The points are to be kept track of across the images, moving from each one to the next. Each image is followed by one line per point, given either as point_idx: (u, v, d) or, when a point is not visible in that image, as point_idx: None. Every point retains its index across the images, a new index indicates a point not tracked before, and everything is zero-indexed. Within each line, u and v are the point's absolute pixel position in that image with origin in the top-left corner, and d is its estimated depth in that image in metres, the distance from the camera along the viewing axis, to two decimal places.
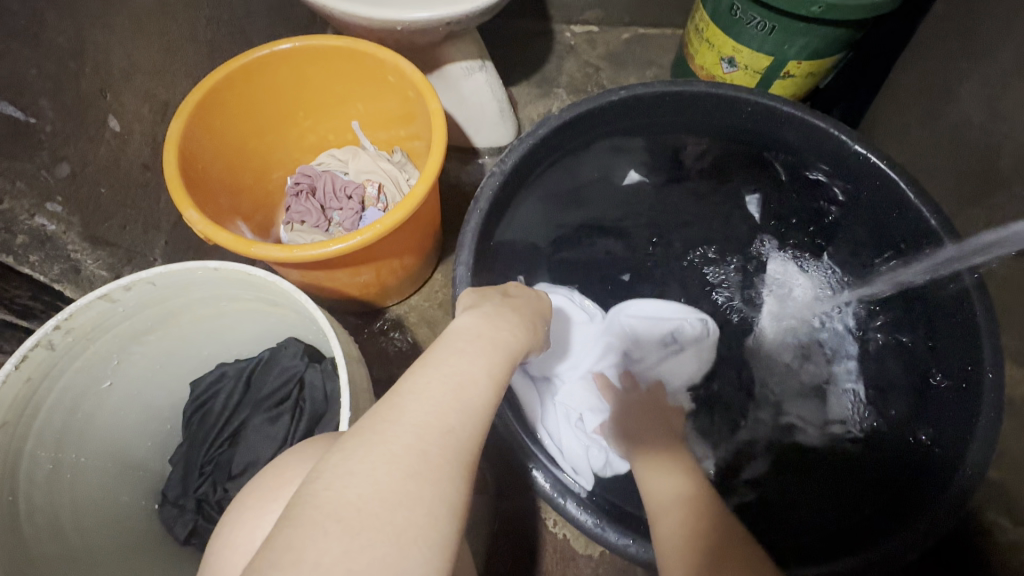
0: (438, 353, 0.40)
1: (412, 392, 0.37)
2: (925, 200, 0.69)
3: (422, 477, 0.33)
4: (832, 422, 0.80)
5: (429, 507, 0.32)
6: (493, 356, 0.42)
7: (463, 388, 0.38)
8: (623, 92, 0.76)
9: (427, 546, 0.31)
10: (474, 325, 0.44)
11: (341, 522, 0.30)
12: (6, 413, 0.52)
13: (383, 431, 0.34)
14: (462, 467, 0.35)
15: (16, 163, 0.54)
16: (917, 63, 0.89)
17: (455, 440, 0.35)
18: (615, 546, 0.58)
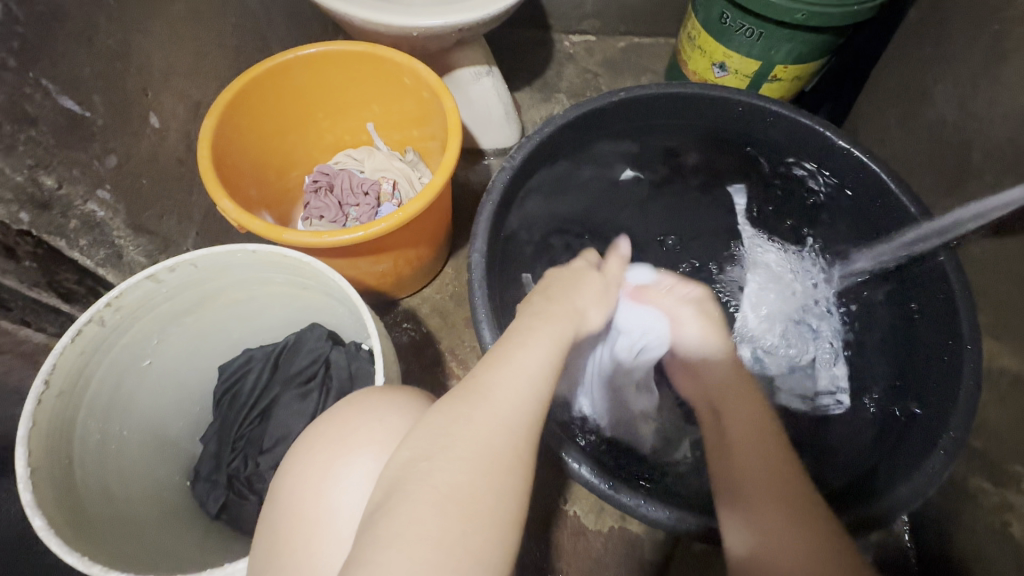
0: (510, 350, 0.48)
1: (487, 382, 0.45)
2: (904, 188, 0.75)
3: (493, 455, 0.41)
4: (817, 394, 0.85)
5: (500, 479, 0.40)
6: (552, 353, 0.49)
7: (529, 381, 0.46)
8: (622, 93, 0.82)
9: (496, 515, 0.39)
10: (532, 323, 0.52)
11: (435, 487, 0.38)
12: (62, 384, 0.57)
13: (462, 409, 0.43)
14: (525, 448, 0.43)
15: (73, 153, 0.59)
16: (894, 66, 0.96)
17: (519, 424, 0.43)
18: (629, 507, 0.62)
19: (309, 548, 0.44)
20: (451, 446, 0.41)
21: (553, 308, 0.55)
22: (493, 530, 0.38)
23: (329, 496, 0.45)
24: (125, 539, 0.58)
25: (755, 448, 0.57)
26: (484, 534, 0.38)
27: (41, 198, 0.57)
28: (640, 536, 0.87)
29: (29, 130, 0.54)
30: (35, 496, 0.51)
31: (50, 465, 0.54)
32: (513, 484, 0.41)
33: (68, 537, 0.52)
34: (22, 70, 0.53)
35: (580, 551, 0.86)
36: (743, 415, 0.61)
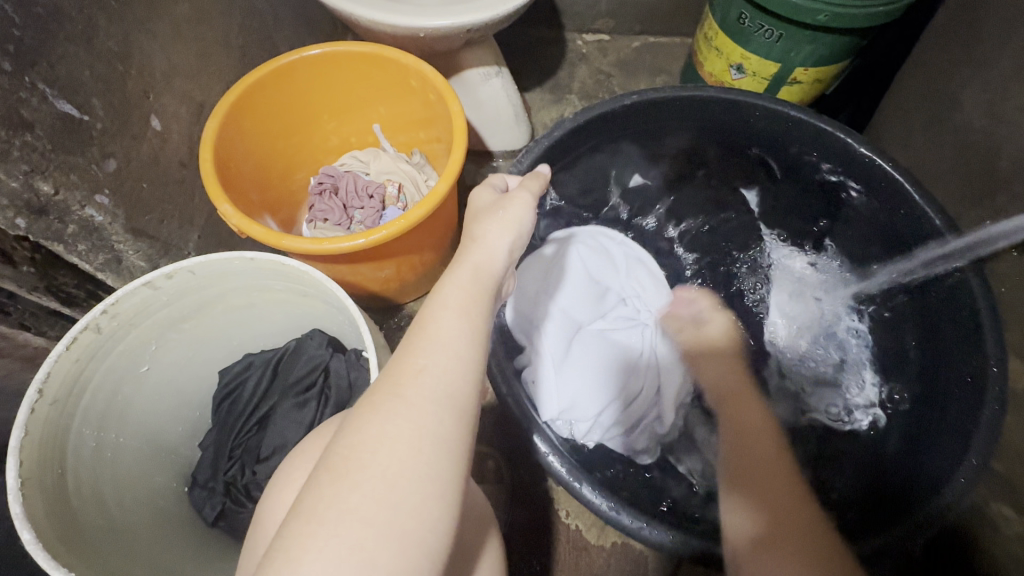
0: (429, 309, 0.44)
1: (401, 353, 0.42)
2: (928, 199, 0.71)
3: (404, 420, 0.38)
4: (849, 410, 0.83)
5: (422, 445, 0.37)
6: (473, 305, 0.45)
7: (440, 341, 0.42)
8: (635, 96, 0.79)
9: (413, 480, 0.36)
10: (455, 274, 0.46)
11: (343, 467, 0.36)
12: (56, 393, 0.56)
13: (379, 390, 0.40)
14: (442, 406, 0.39)
15: (69, 157, 0.58)
16: (920, 68, 0.92)
17: (430, 383, 0.40)
18: (630, 530, 0.60)
19: None
20: (361, 424, 0.38)
21: (481, 255, 0.48)
22: (424, 495, 0.36)
23: None
24: (116, 549, 0.57)
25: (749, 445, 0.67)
26: (410, 502, 0.36)
27: (37, 204, 0.56)
28: (644, 552, 0.85)
29: (26, 136, 0.54)
30: (25, 508, 0.50)
31: (43, 475, 0.54)
32: (435, 447, 0.38)
33: (57, 550, 0.51)
34: (18, 75, 0.52)
35: (582, 566, 0.85)
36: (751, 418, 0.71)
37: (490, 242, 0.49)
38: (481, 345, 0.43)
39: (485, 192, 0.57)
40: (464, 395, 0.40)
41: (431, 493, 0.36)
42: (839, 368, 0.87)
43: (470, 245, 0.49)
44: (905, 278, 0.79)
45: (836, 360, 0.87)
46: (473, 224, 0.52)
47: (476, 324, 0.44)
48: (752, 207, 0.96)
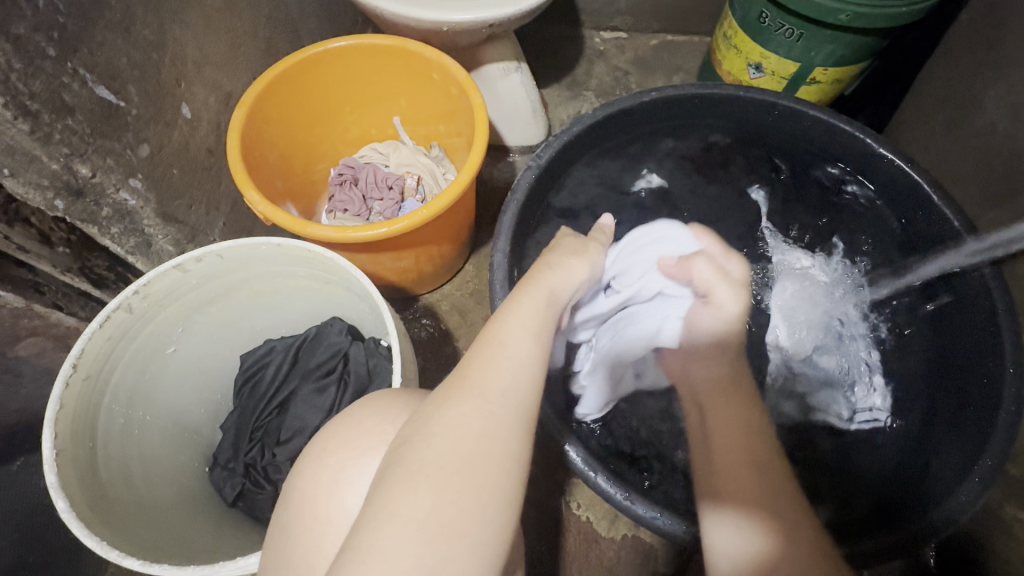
0: (505, 330, 0.48)
1: (481, 364, 0.45)
2: (948, 201, 0.71)
3: (489, 433, 0.41)
4: (854, 414, 0.80)
5: (504, 458, 0.41)
6: (546, 334, 0.49)
7: (520, 362, 0.45)
8: (656, 92, 0.80)
9: (496, 491, 0.39)
10: (529, 296, 0.52)
11: (432, 472, 0.38)
12: (89, 369, 0.58)
13: (458, 396, 0.43)
14: (521, 423, 0.43)
15: (106, 141, 0.60)
16: (941, 70, 0.92)
17: (512, 401, 0.43)
18: (644, 520, 0.61)
19: (321, 547, 0.44)
20: (446, 431, 0.40)
21: (553, 284, 0.54)
22: (503, 507, 0.39)
23: (340, 495, 0.45)
24: (142, 522, 0.59)
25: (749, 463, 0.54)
26: (490, 509, 0.39)
27: (75, 186, 0.58)
28: (653, 545, 0.86)
29: (66, 120, 0.55)
30: (58, 478, 0.52)
31: (75, 447, 0.56)
32: (514, 463, 0.41)
33: (89, 520, 0.53)
34: (61, 59, 0.54)
35: (592, 557, 0.86)
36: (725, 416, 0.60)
37: (570, 274, 0.56)
38: (548, 365, 0.48)
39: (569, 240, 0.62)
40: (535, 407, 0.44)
41: (509, 504, 0.40)
42: (846, 371, 0.83)
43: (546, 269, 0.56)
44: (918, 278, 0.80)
45: (843, 361, 0.83)
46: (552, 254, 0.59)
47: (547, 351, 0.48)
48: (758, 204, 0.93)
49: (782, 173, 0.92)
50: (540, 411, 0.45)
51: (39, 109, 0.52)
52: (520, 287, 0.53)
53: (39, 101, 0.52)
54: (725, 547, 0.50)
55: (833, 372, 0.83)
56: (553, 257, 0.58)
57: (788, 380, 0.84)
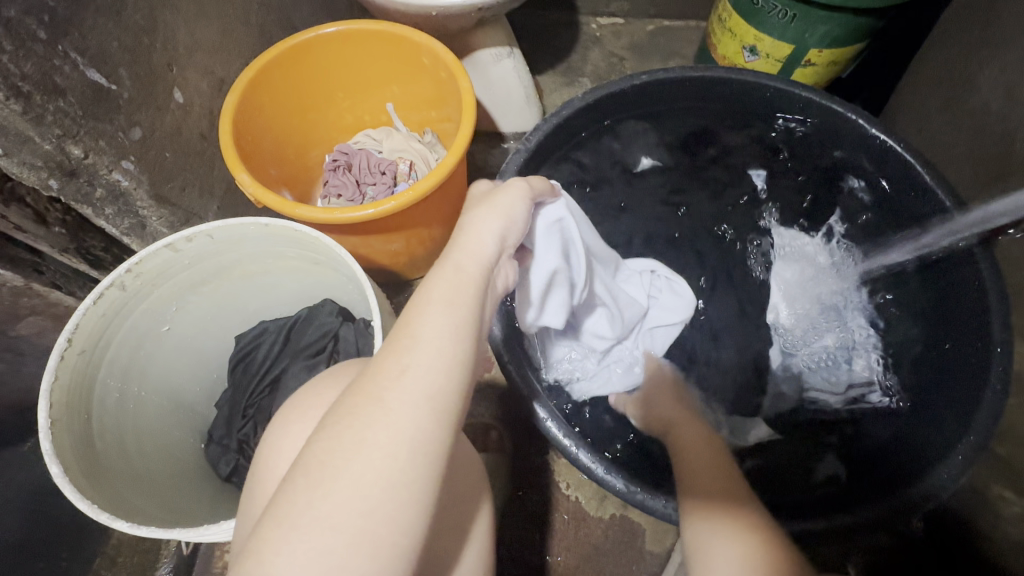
0: (415, 309, 0.44)
1: (386, 353, 0.42)
2: (941, 180, 0.70)
3: (381, 427, 0.38)
4: (850, 388, 0.79)
5: (398, 450, 0.38)
6: (464, 309, 0.44)
7: (423, 345, 0.42)
8: (645, 75, 0.80)
9: (386, 486, 0.37)
10: (440, 271, 0.46)
11: (320, 472, 0.37)
12: (83, 343, 0.60)
13: (361, 389, 0.41)
14: (422, 410, 0.40)
15: (97, 123, 0.61)
16: (938, 50, 0.91)
17: (409, 389, 0.40)
18: (623, 494, 0.62)
19: None
20: (342, 428, 0.39)
21: (471, 247, 0.48)
22: (396, 500, 0.37)
23: None
24: (135, 491, 0.61)
25: (712, 469, 0.63)
26: (383, 512, 0.37)
27: (67, 166, 0.60)
28: (641, 524, 0.87)
29: (59, 101, 0.57)
30: (54, 446, 0.54)
31: (70, 418, 0.58)
32: (411, 453, 0.38)
33: (82, 486, 0.55)
34: (52, 42, 0.55)
35: (580, 536, 0.87)
36: (693, 431, 0.70)
37: (480, 230, 0.49)
38: (469, 347, 0.43)
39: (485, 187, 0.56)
40: (445, 398, 0.40)
41: (405, 498, 0.38)
42: (845, 347, 0.81)
43: (459, 234, 0.49)
44: (918, 254, 0.78)
45: (842, 338, 0.82)
46: (467, 212, 0.52)
47: (465, 330, 0.43)
48: (759, 188, 0.92)
49: (782, 155, 0.90)
50: (459, 397, 0.42)
51: (31, 91, 0.54)
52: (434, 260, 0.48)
53: (31, 83, 0.54)
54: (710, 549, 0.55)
55: (833, 349, 0.82)
56: (469, 216, 0.51)
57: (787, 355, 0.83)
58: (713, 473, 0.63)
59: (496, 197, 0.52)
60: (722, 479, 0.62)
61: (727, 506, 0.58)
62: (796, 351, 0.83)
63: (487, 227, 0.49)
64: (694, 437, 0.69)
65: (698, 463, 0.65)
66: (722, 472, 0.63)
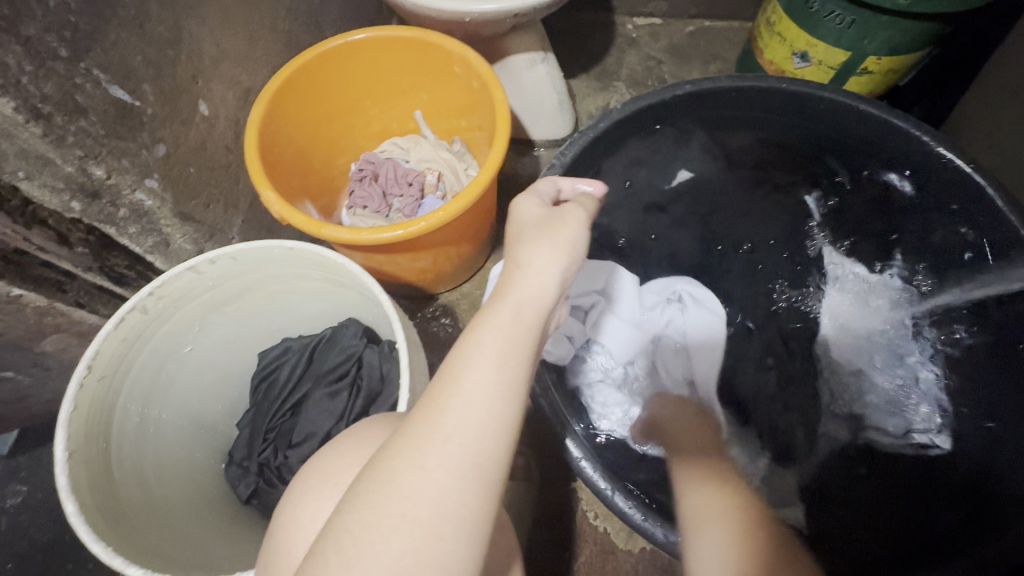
0: (460, 362, 0.40)
1: (428, 411, 0.39)
2: (1016, 207, 0.61)
3: (423, 499, 0.36)
4: (911, 433, 0.75)
5: (439, 528, 0.35)
6: (514, 367, 0.40)
7: (469, 407, 0.38)
8: (690, 86, 0.72)
9: (426, 569, 0.35)
10: (492, 316, 0.42)
11: (354, 545, 0.35)
12: (103, 369, 0.58)
13: (401, 451, 0.37)
14: (466, 484, 0.37)
15: (120, 142, 0.59)
16: (1014, 61, 0.83)
17: (454, 457, 0.37)
18: (664, 544, 0.58)
19: None
20: (380, 497, 0.36)
21: (522, 293, 0.43)
22: None
23: None
24: (152, 523, 0.59)
25: (697, 448, 0.65)
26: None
27: (90, 187, 0.58)
28: (672, 561, 0.83)
29: (80, 121, 0.55)
30: (70, 480, 0.53)
31: (88, 448, 0.56)
32: (454, 532, 0.36)
33: (97, 523, 0.53)
34: (73, 60, 0.53)
35: (608, 570, 0.83)
36: (681, 418, 0.71)
37: (535, 274, 0.44)
38: (517, 409, 0.40)
39: (538, 208, 0.50)
40: (492, 469, 0.38)
41: None
42: (906, 384, 0.78)
43: (513, 271, 0.45)
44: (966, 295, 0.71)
45: (901, 375, 0.79)
46: (518, 244, 0.47)
47: (515, 390, 0.40)
48: (812, 214, 0.87)
49: (843, 177, 0.81)
50: (507, 467, 0.39)
51: (51, 112, 0.52)
52: (482, 304, 0.44)
53: (52, 104, 0.52)
54: (695, 503, 0.56)
55: (892, 388, 0.79)
56: (523, 251, 0.46)
57: (840, 394, 0.81)
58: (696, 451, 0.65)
59: (553, 226, 0.47)
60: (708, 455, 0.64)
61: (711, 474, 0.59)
62: (854, 390, 0.81)
63: (544, 264, 0.45)
64: (682, 421, 0.71)
65: (693, 451, 0.65)
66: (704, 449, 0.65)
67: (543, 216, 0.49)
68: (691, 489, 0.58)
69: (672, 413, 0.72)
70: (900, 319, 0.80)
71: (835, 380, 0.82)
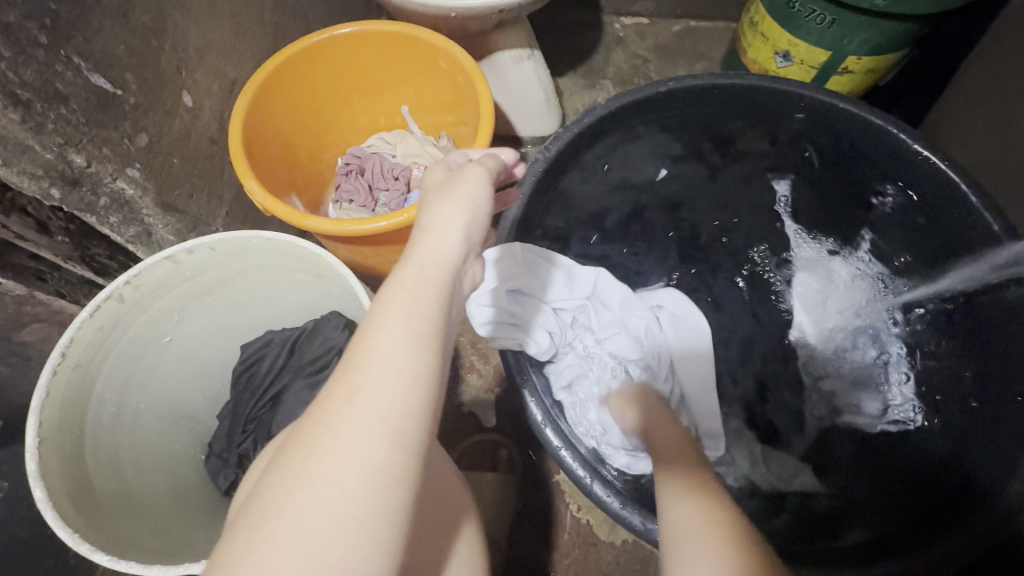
0: (368, 325, 0.38)
1: (336, 376, 0.36)
2: (989, 204, 0.63)
3: (331, 465, 0.34)
4: (887, 412, 0.78)
5: (351, 495, 0.33)
6: (425, 323, 0.38)
7: (377, 365, 0.36)
8: (670, 84, 0.73)
9: (341, 539, 0.32)
10: (399, 279, 0.39)
11: (266, 522, 0.33)
12: (78, 357, 0.58)
13: (309, 419, 0.35)
14: (377, 447, 0.34)
15: (100, 130, 0.59)
16: (988, 61, 0.85)
17: (363, 418, 0.35)
18: (640, 532, 0.58)
19: None
20: (290, 469, 0.34)
21: (430, 250, 0.41)
22: (351, 557, 0.32)
23: None
24: (125, 511, 0.59)
25: (674, 449, 0.60)
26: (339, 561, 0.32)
27: (71, 175, 0.58)
28: (653, 552, 0.84)
29: (60, 109, 0.55)
30: (41, 467, 0.53)
31: (62, 435, 0.56)
32: (366, 498, 0.33)
33: (68, 510, 0.53)
34: (53, 47, 0.53)
35: (590, 561, 0.84)
36: (667, 421, 0.66)
37: (442, 233, 0.42)
38: (433, 363, 0.37)
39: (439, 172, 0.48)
40: (404, 426, 0.35)
41: (360, 550, 0.33)
42: (879, 365, 0.81)
43: (417, 234, 0.43)
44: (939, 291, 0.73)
45: (874, 355, 0.82)
46: (422, 208, 0.45)
47: (426, 344, 0.37)
48: (779, 202, 0.88)
49: (806, 158, 0.82)
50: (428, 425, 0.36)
51: (30, 99, 0.52)
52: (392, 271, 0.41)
53: (30, 90, 0.52)
54: (674, 515, 0.50)
55: (867, 368, 0.83)
56: (425, 213, 0.44)
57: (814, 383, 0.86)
58: (673, 451, 0.60)
59: (450, 184, 0.45)
60: (683, 455, 0.59)
61: (683, 476, 0.54)
62: (825, 374, 0.85)
63: (448, 215, 0.42)
64: (666, 425, 0.66)
65: (670, 455, 0.59)
66: (679, 448, 0.60)
67: (444, 178, 0.46)
68: (678, 503, 0.50)
69: (657, 416, 0.67)
70: (873, 303, 0.83)
71: (808, 362, 0.87)
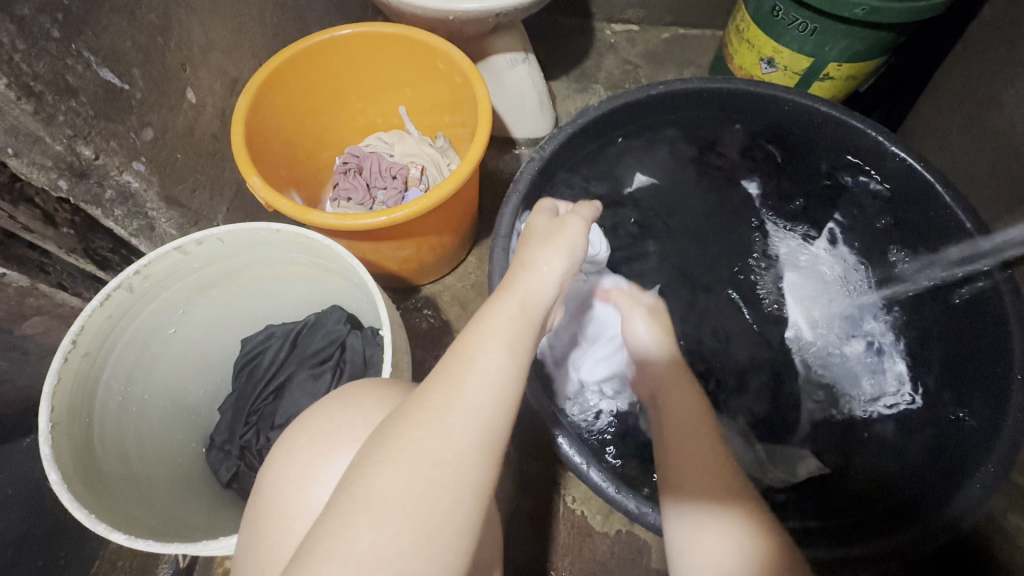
0: (474, 343, 0.42)
1: (446, 387, 0.40)
2: (961, 201, 0.67)
3: (448, 465, 0.37)
4: (880, 397, 0.77)
5: (461, 495, 0.37)
6: (522, 352, 0.43)
7: (486, 385, 0.40)
8: (662, 86, 0.75)
9: (450, 529, 0.36)
10: (504, 303, 0.45)
11: (377, 509, 0.35)
12: (88, 344, 0.59)
13: (426, 423, 0.38)
14: (486, 454, 0.38)
15: (107, 124, 0.60)
16: (960, 67, 0.89)
17: (473, 426, 0.39)
18: (636, 516, 0.59)
19: (289, 541, 0.44)
20: (403, 461, 0.37)
21: (530, 282, 0.47)
22: (457, 546, 0.36)
23: (310, 493, 0.45)
24: (133, 500, 0.60)
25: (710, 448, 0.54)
26: (446, 552, 0.36)
27: (78, 167, 0.59)
28: (647, 542, 0.86)
29: (70, 101, 0.56)
30: (53, 451, 0.53)
31: (71, 422, 0.57)
32: (473, 496, 0.37)
33: (79, 492, 0.54)
34: (65, 42, 0.54)
35: (585, 551, 0.85)
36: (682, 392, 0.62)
37: (547, 268, 0.48)
38: (524, 384, 0.42)
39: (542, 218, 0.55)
40: (503, 437, 0.40)
41: (462, 542, 0.36)
42: (869, 352, 0.80)
43: (520, 266, 0.48)
44: (939, 278, 0.75)
45: (861, 342, 0.80)
46: (524, 244, 0.51)
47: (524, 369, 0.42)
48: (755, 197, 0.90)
49: (773, 159, 0.88)
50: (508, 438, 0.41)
51: (43, 91, 0.53)
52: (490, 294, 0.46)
53: (42, 82, 0.53)
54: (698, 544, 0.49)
55: (859, 359, 0.80)
56: (529, 247, 0.50)
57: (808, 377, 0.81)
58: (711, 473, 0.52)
59: (552, 230, 0.51)
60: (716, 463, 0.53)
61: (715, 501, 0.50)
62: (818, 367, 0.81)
63: (551, 264, 0.48)
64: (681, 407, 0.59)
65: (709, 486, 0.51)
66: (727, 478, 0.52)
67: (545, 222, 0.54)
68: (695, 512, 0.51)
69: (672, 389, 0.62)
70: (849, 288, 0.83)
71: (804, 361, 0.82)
